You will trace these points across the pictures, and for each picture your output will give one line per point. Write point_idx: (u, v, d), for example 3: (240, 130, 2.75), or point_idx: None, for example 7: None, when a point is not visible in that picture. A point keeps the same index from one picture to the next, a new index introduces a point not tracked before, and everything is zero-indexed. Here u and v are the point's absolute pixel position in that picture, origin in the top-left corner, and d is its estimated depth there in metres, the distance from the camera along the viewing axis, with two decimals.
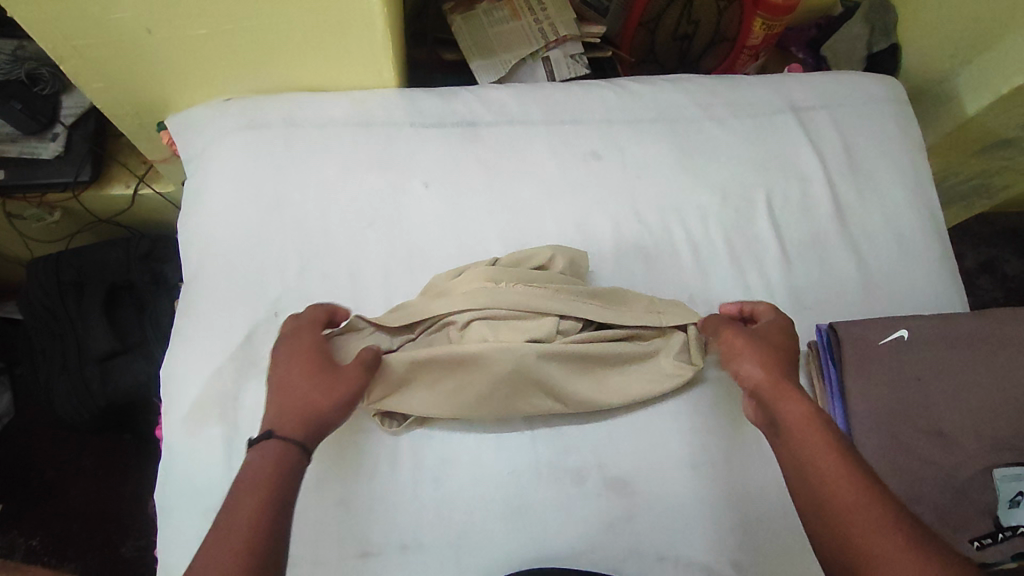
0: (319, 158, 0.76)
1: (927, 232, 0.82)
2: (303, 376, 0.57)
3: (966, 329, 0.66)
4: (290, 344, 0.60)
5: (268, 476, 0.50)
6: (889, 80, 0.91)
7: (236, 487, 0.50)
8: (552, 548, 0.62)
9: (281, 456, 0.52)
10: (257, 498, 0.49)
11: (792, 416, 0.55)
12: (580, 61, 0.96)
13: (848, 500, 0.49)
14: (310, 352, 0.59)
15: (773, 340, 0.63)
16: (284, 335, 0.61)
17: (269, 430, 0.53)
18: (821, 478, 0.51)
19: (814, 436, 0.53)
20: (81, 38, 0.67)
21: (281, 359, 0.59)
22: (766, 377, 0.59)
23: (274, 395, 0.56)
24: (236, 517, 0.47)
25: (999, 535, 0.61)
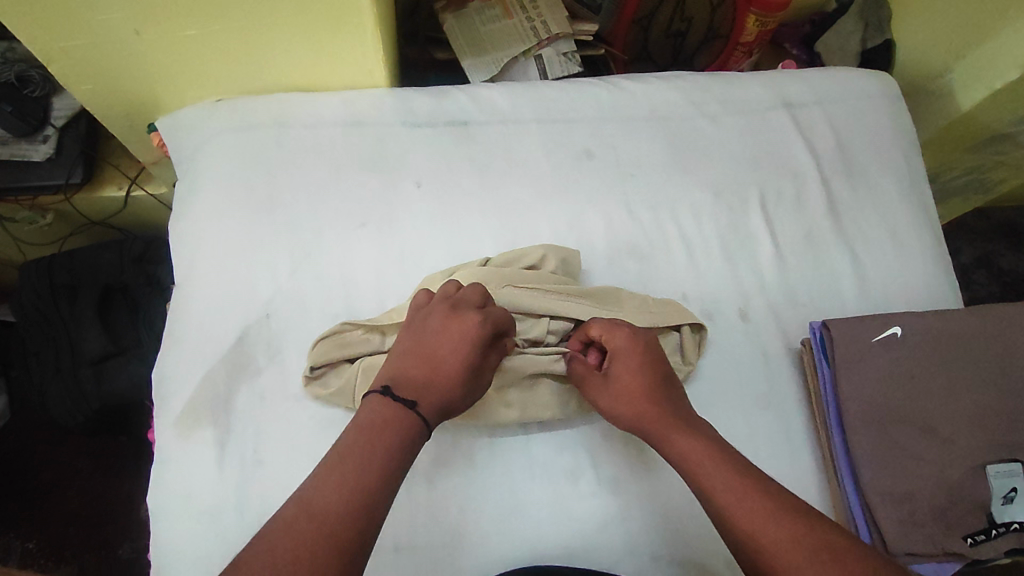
0: (310, 158, 0.76)
1: (921, 229, 0.82)
2: (463, 364, 0.57)
3: (959, 326, 0.66)
4: (471, 315, 0.58)
5: (395, 444, 0.51)
6: (882, 76, 0.91)
7: (359, 437, 0.50)
8: (546, 547, 0.62)
9: (410, 431, 0.52)
10: (380, 460, 0.49)
11: (682, 450, 0.55)
12: (572, 59, 0.95)
13: (752, 524, 0.49)
14: (483, 337, 0.58)
15: (621, 371, 0.61)
16: (458, 301, 0.60)
17: (413, 401, 0.54)
18: (716, 506, 0.51)
19: (706, 464, 0.53)
20: (68, 39, 0.67)
21: (452, 329, 0.58)
22: (649, 423, 0.58)
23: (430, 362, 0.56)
24: (352, 472, 0.48)
25: (993, 531, 0.61)
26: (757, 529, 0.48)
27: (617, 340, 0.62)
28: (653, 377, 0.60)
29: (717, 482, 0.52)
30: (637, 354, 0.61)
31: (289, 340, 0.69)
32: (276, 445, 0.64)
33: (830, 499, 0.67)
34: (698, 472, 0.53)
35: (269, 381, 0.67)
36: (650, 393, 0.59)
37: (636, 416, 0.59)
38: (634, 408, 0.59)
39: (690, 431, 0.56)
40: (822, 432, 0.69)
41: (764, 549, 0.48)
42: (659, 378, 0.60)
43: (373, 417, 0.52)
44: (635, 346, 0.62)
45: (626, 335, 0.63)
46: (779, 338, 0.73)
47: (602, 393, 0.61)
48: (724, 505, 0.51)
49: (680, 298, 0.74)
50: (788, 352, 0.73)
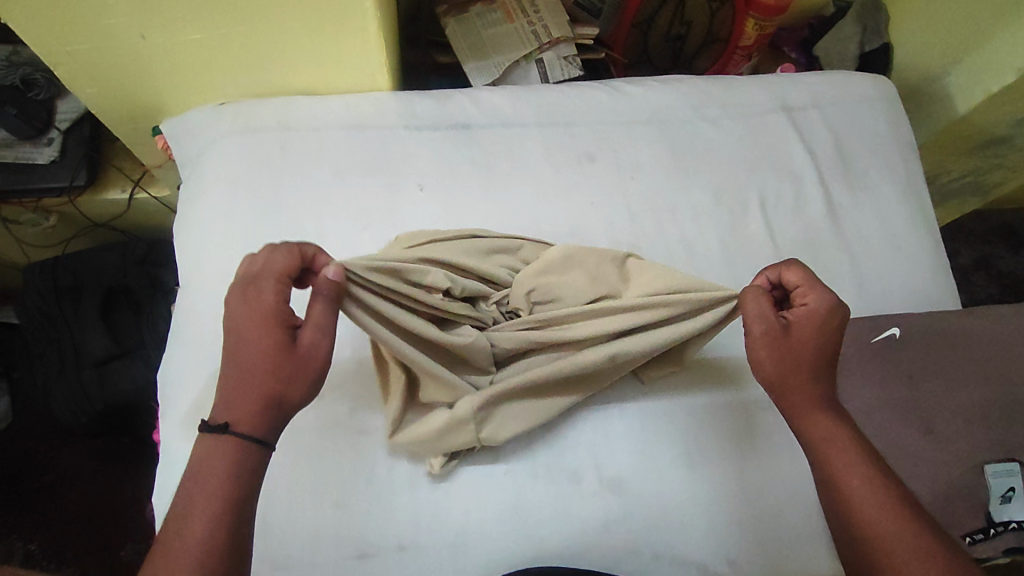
0: (313, 161, 0.77)
1: (920, 231, 0.83)
2: (261, 356, 0.50)
3: (955, 327, 0.67)
4: (246, 303, 0.51)
5: (222, 483, 0.47)
6: (881, 79, 0.92)
7: (185, 491, 0.47)
8: (548, 546, 0.63)
9: (239, 459, 0.48)
10: (206, 511, 0.46)
11: (822, 432, 0.52)
12: (573, 62, 0.96)
13: (878, 526, 0.47)
14: (270, 319, 0.51)
15: (800, 335, 0.55)
16: (238, 286, 0.52)
17: (225, 422, 0.49)
18: (844, 495, 0.49)
19: (847, 453, 0.51)
20: (74, 43, 0.68)
21: (238, 324, 0.51)
22: (799, 387, 0.54)
23: (229, 372, 0.50)
24: (182, 535, 0.45)
25: (992, 531, 0.62)
26: (889, 525, 0.47)
27: (812, 299, 0.56)
28: (824, 349, 0.55)
29: (857, 473, 0.50)
30: (829, 323, 0.55)
31: None
32: None
33: None
34: (838, 458, 0.51)
35: None
36: (814, 362, 0.54)
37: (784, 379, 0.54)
38: (791, 371, 0.54)
39: (835, 415, 0.53)
40: None
41: (885, 546, 0.47)
42: (830, 350, 0.55)
43: (197, 463, 0.48)
44: (834, 314, 0.55)
45: (824, 301, 0.55)
46: None
47: (760, 345, 0.55)
48: (853, 495, 0.49)
49: None
50: None
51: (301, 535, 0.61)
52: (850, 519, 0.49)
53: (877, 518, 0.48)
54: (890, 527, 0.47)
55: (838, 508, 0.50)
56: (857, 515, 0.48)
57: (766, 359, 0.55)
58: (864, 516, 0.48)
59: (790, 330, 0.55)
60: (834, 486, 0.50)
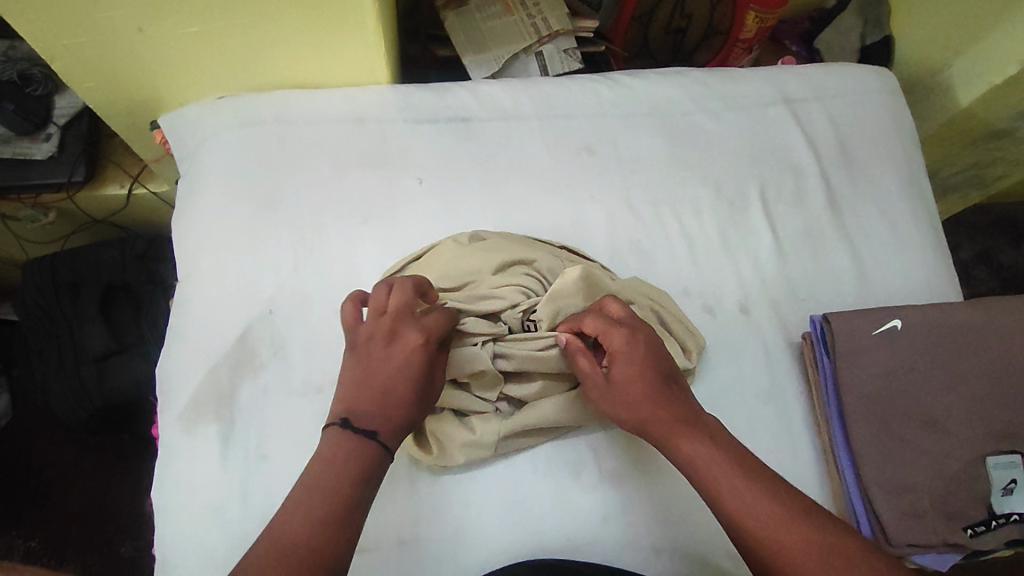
0: (310, 155, 0.76)
1: (922, 223, 0.82)
2: (412, 394, 0.53)
3: (959, 319, 0.66)
4: (411, 337, 0.53)
5: (361, 474, 0.48)
6: (882, 71, 0.91)
7: (319, 469, 0.48)
8: (549, 538, 0.63)
9: (375, 459, 0.50)
10: (342, 490, 0.47)
11: (687, 456, 0.52)
12: (573, 55, 0.95)
13: (767, 533, 0.48)
14: (427, 358, 0.54)
15: (621, 376, 0.56)
16: (394, 320, 0.54)
17: (375, 430, 0.50)
18: (722, 508, 0.50)
19: (721, 469, 0.51)
20: (71, 37, 0.67)
21: (398, 356, 0.53)
22: (653, 421, 0.55)
23: (383, 395, 0.52)
24: (313, 507, 0.45)
25: (993, 523, 0.61)
26: (773, 529, 0.48)
27: (617, 339, 0.57)
28: (653, 380, 0.55)
29: (726, 488, 0.50)
30: (639, 354, 0.56)
31: (292, 336, 0.69)
32: (279, 440, 0.65)
33: (831, 490, 0.67)
34: (705, 478, 0.51)
35: (272, 376, 0.67)
36: (652, 394, 0.55)
37: (638, 418, 0.55)
38: (635, 411, 0.55)
39: (698, 434, 0.53)
40: (822, 425, 0.69)
41: (776, 553, 0.47)
42: (657, 379, 0.56)
43: (333, 449, 0.49)
44: (636, 344, 0.56)
45: (625, 336, 0.57)
46: (780, 332, 0.73)
47: (601, 393, 0.57)
48: (744, 517, 0.49)
49: (680, 293, 0.74)
50: (789, 346, 0.73)
51: None
52: (738, 532, 0.49)
53: (755, 526, 0.48)
54: (769, 532, 0.48)
55: (735, 526, 0.49)
56: (741, 526, 0.49)
57: (610, 408, 0.57)
58: (753, 525, 0.48)
59: (611, 376, 0.57)
60: (722, 509, 0.50)
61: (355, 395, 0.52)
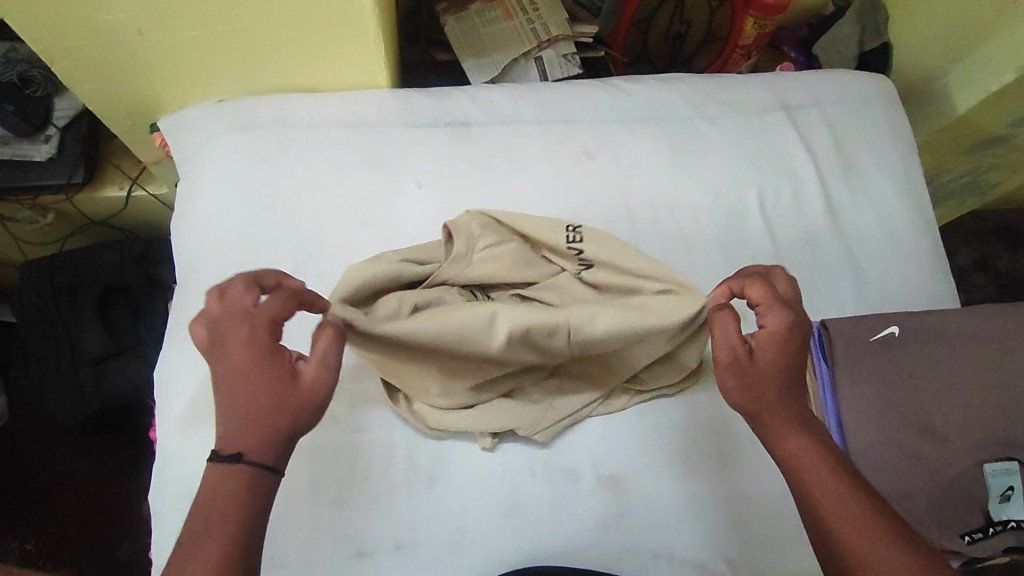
0: (310, 159, 0.76)
1: (920, 230, 0.82)
2: (265, 393, 0.45)
3: (954, 326, 0.67)
4: (237, 332, 0.46)
5: (236, 511, 0.44)
6: (880, 78, 0.92)
7: (195, 518, 0.44)
8: (547, 544, 0.63)
9: (254, 487, 0.45)
10: (220, 537, 0.43)
11: (791, 449, 0.50)
12: (572, 60, 0.96)
13: (854, 541, 0.46)
14: (270, 350, 0.46)
15: (765, 362, 0.51)
16: (225, 318, 0.46)
17: (235, 454, 0.44)
18: (820, 514, 0.48)
19: (822, 468, 0.49)
20: (72, 40, 0.67)
21: (231, 357, 0.46)
22: (775, 413, 0.51)
23: (233, 410, 0.45)
24: (192, 570, 0.42)
25: (989, 530, 0.61)
26: (868, 541, 0.46)
27: (773, 321, 0.52)
28: (788, 375, 0.51)
29: (831, 492, 0.48)
30: (789, 346, 0.52)
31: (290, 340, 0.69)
32: None
33: None
34: (809, 477, 0.49)
35: None
36: (783, 386, 0.51)
37: (757, 407, 0.51)
38: (761, 398, 0.51)
39: (806, 431, 0.51)
40: None
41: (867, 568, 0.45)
42: (790, 375, 0.52)
43: (206, 492, 0.44)
44: (793, 336, 0.52)
45: (787, 327, 0.52)
46: None
47: (729, 370, 0.51)
48: (830, 517, 0.47)
49: None
50: None
51: (297, 533, 0.61)
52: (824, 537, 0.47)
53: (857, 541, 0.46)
54: (874, 547, 0.45)
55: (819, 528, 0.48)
56: (831, 530, 0.47)
57: (736, 392, 0.51)
58: (836, 527, 0.47)
59: (754, 354, 0.51)
60: (812, 507, 0.48)
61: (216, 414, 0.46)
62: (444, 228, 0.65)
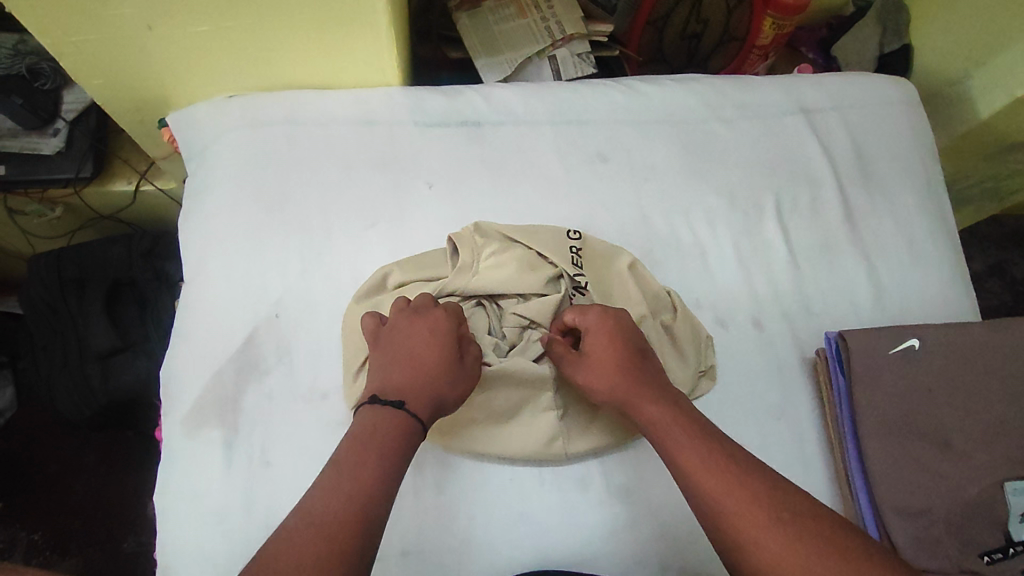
0: (320, 158, 0.75)
1: (939, 239, 0.81)
2: (441, 358, 0.55)
3: (977, 339, 0.65)
4: (434, 312, 0.58)
5: (389, 447, 0.49)
6: (902, 80, 0.90)
7: (349, 446, 0.49)
8: (553, 554, 0.62)
9: (405, 429, 0.51)
10: (374, 463, 0.48)
11: (650, 420, 0.54)
12: (587, 60, 0.94)
13: (720, 504, 0.47)
14: (453, 332, 0.57)
15: (593, 346, 0.59)
16: (424, 303, 0.59)
17: (402, 400, 0.52)
18: (689, 474, 0.49)
19: (678, 436, 0.52)
20: (80, 34, 0.66)
21: (421, 328, 0.57)
22: (615, 382, 0.57)
23: (410, 366, 0.54)
24: (346, 484, 0.46)
25: (1011, 550, 0.58)
26: (740, 506, 0.47)
27: (586, 313, 0.61)
28: (621, 350, 0.58)
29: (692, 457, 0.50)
30: (607, 326, 0.59)
31: (297, 341, 0.68)
32: (282, 446, 0.64)
33: (842, 507, 0.65)
34: (666, 439, 0.52)
35: (277, 381, 0.67)
36: (618, 360, 0.58)
37: (608, 391, 0.57)
38: (602, 380, 0.58)
39: (661, 401, 0.55)
40: (835, 442, 0.68)
41: (728, 519, 0.46)
42: (626, 351, 0.58)
43: (365, 424, 0.50)
44: (606, 318, 0.60)
45: (598, 312, 0.60)
46: (793, 346, 0.72)
47: (574, 367, 0.60)
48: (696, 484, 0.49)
49: (691, 305, 0.73)
50: (802, 360, 0.72)
51: None
52: (698, 495, 0.49)
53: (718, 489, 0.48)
54: (740, 504, 0.47)
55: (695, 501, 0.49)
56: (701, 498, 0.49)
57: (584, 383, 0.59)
58: (709, 496, 0.48)
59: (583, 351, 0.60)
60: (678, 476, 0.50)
61: (389, 369, 0.54)
62: (450, 240, 0.68)
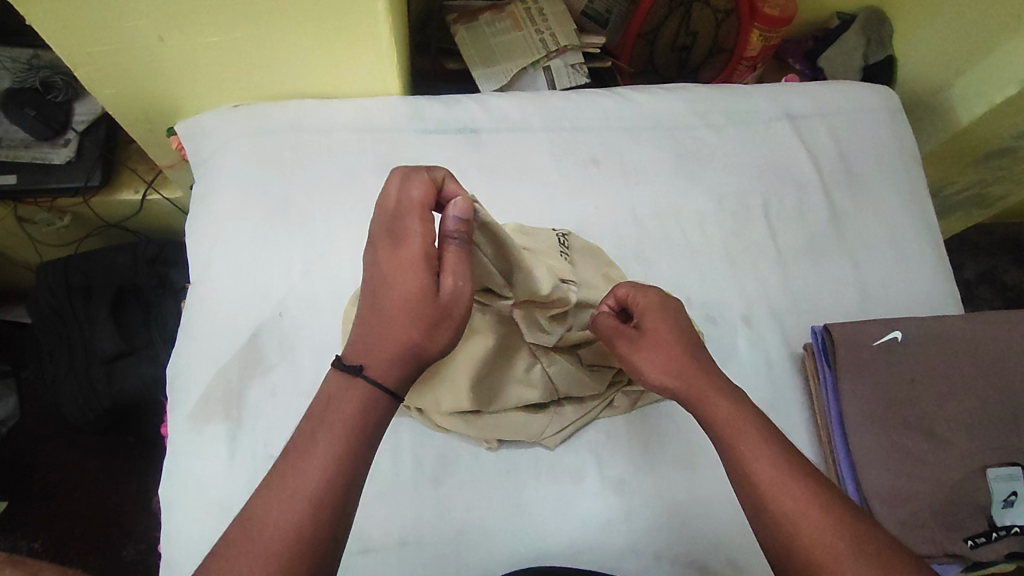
0: (322, 164, 0.78)
1: (923, 239, 0.83)
2: (408, 301, 0.47)
3: (957, 331, 0.67)
4: (404, 228, 0.48)
5: (337, 432, 0.45)
6: (885, 89, 0.93)
7: (302, 431, 0.46)
8: (550, 545, 0.63)
9: (365, 408, 0.46)
10: (324, 452, 0.44)
11: (722, 415, 0.51)
12: (580, 70, 0.98)
13: (785, 506, 0.46)
14: (422, 260, 0.48)
15: (658, 332, 0.57)
16: (391, 220, 0.49)
17: (360, 365, 0.47)
18: (756, 480, 0.48)
19: (748, 432, 0.50)
20: (95, 45, 0.70)
21: (386, 257, 0.48)
22: (691, 372, 0.54)
23: (377, 314, 0.48)
24: (294, 481, 0.43)
25: (993, 535, 0.61)
26: (801, 509, 0.46)
27: (646, 299, 0.59)
28: (684, 339, 0.56)
29: (760, 454, 0.48)
30: (669, 316, 0.58)
31: (301, 338, 0.71)
32: (286, 439, 0.66)
33: None
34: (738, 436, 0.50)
35: (281, 377, 0.69)
36: (686, 349, 0.55)
37: (675, 382, 0.54)
38: (670, 369, 0.55)
39: (726, 395, 0.52)
40: (822, 434, 0.69)
41: (795, 528, 0.45)
42: (688, 341, 0.56)
43: (320, 403, 0.47)
44: (667, 305, 0.59)
45: (658, 297, 0.59)
46: (782, 343, 0.74)
47: (638, 352, 0.56)
48: (765, 488, 0.47)
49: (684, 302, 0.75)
50: (791, 356, 0.74)
51: None
52: (755, 497, 0.48)
53: (782, 498, 0.46)
54: (804, 508, 0.46)
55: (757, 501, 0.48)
56: (767, 500, 0.47)
57: (650, 370, 0.55)
58: (773, 499, 0.47)
59: (648, 335, 0.57)
60: (743, 473, 0.48)
61: (361, 316, 0.49)
62: None
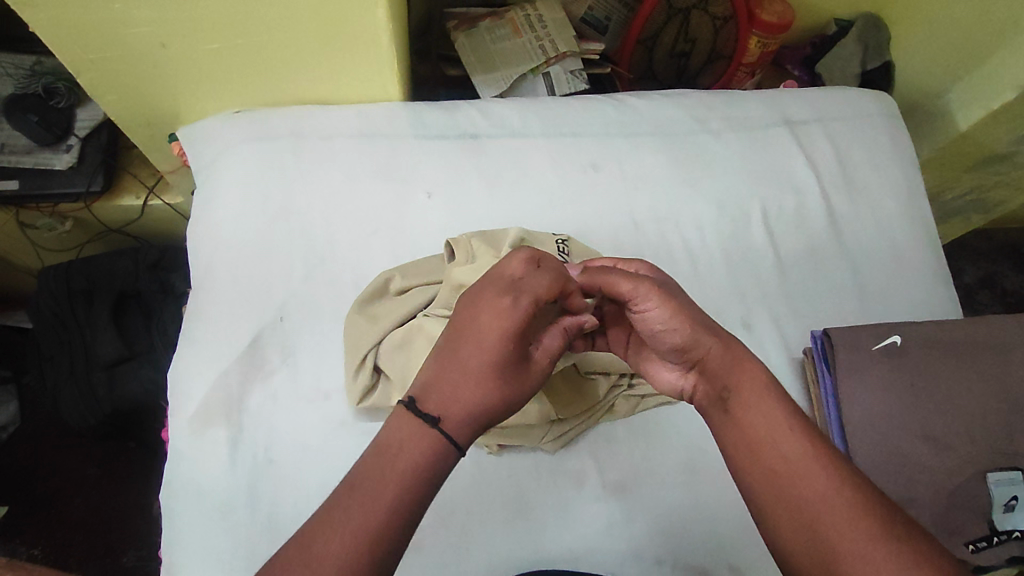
0: (323, 170, 0.78)
1: (922, 245, 0.83)
2: (498, 368, 0.49)
3: (955, 336, 0.68)
4: (514, 299, 0.50)
5: (405, 475, 0.45)
6: (883, 96, 0.93)
7: (368, 464, 0.45)
8: (551, 550, 0.63)
9: (434, 456, 0.46)
10: (391, 494, 0.44)
11: (751, 418, 0.48)
12: (579, 76, 0.98)
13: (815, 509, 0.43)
14: (522, 333, 0.50)
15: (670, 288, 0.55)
16: (507, 284, 0.51)
17: (438, 416, 0.47)
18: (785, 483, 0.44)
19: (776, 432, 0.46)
20: (97, 52, 0.70)
21: (489, 317, 0.49)
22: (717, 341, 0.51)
23: (462, 370, 0.48)
24: (354, 515, 0.43)
25: (994, 539, 0.62)
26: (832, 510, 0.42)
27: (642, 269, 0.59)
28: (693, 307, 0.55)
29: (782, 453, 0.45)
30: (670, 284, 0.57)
31: (303, 343, 0.71)
32: (288, 443, 0.66)
33: None
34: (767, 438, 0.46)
35: (282, 382, 0.69)
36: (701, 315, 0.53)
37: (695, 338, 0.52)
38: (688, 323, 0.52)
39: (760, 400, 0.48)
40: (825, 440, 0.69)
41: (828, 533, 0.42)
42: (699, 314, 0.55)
43: (389, 439, 0.46)
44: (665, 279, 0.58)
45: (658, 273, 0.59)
46: (781, 347, 0.74)
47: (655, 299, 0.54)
48: (793, 490, 0.44)
49: None
50: (791, 361, 0.74)
51: None
52: (784, 502, 0.44)
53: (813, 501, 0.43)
54: (835, 510, 0.42)
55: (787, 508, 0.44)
56: (796, 503, 0.43)
57: (671, 317, 0.53)
58: (801, 502, 0.43)
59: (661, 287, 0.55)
60: (773, 478, 0.45)
61: (442, 367, 0.49)
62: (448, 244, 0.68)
